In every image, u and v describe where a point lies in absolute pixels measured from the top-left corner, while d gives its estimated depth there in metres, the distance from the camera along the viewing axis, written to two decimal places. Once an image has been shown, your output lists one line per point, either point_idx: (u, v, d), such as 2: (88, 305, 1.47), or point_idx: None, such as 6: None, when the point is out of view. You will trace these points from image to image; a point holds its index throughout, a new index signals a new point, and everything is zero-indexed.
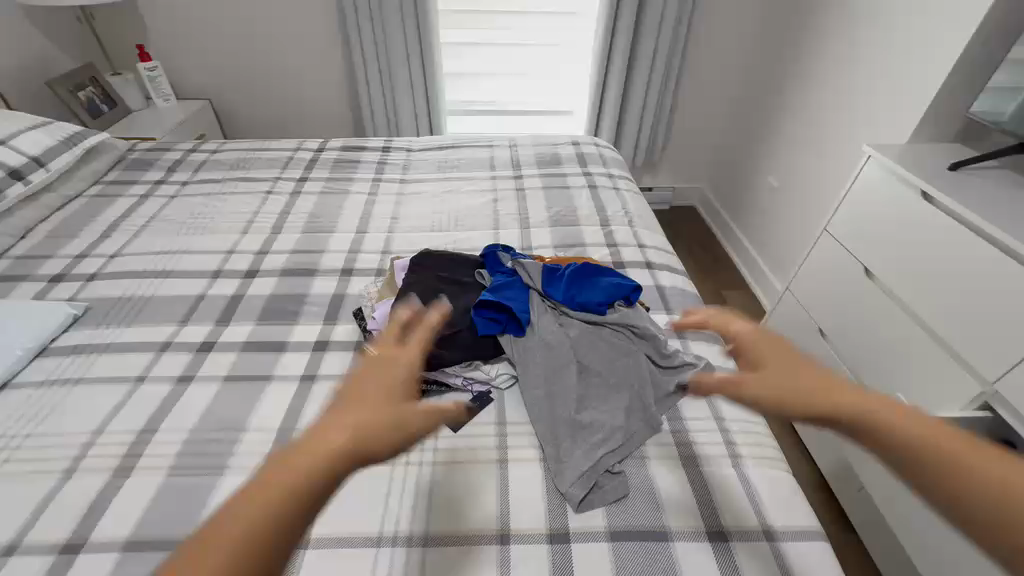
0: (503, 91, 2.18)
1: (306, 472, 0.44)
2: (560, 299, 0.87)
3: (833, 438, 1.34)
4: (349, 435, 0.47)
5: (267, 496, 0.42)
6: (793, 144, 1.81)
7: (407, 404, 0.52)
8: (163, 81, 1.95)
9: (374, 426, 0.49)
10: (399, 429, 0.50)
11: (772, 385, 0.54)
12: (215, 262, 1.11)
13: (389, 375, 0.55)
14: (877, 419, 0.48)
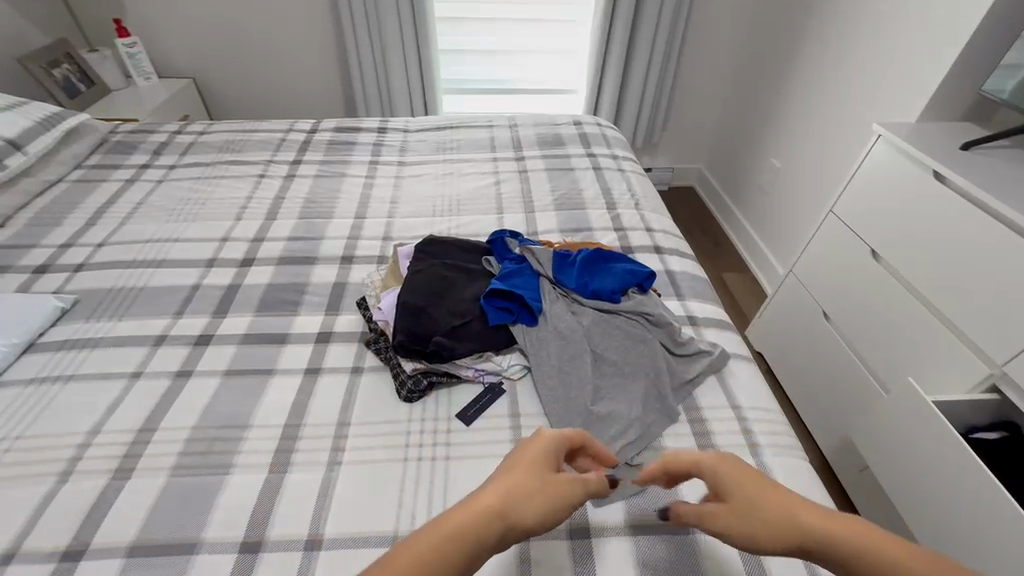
0: (500, 69, 2.11)
1: (456, 537, 0.45)
2: (573, 287, 0.85)
3: (837, 420, 1.34)
4: (500, 501, 0.48)
5: (419, 557, 0.43)
6: (797, 123, 1.77)
7: (560, 475, 0.52)
8: (143, 59, 1.86)
9: (528, 497, 0.49)
10: (548, 504, 0.49)
11: (752, 522, 0.46)
12: (209, 251, 1.06)
13: (545, 441, 0.55)
14: (865, 554, 0.43)
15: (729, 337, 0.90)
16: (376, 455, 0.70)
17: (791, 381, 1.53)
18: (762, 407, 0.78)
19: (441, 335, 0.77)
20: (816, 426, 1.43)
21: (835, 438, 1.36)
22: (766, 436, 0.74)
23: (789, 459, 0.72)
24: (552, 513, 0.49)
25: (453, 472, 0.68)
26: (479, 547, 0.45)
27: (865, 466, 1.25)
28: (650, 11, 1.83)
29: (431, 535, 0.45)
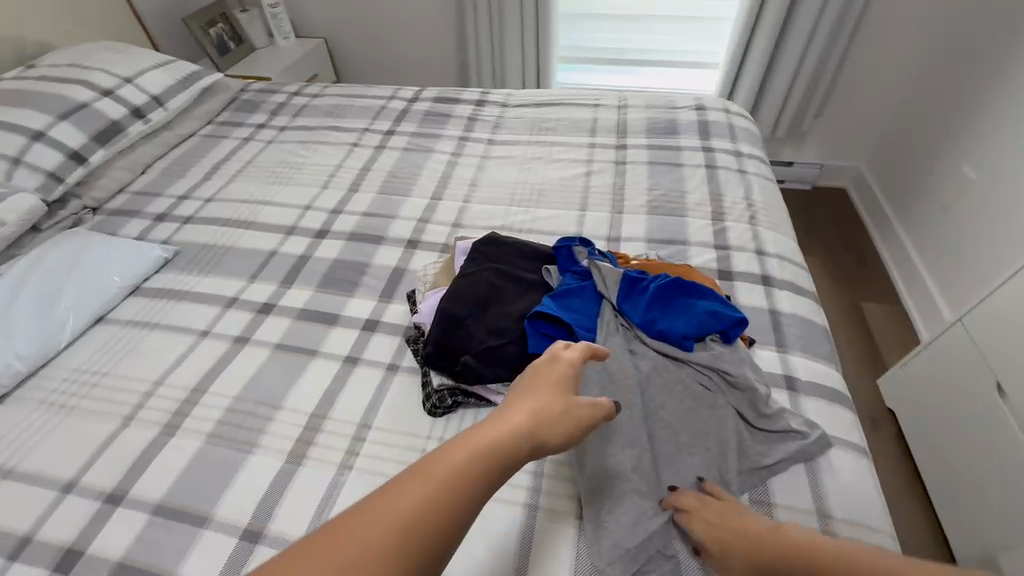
0: (625, 38, 1.89)
1: (488, 451, 0.49)
2: (637, 322, 0.71)
3: (986, 527, 1.03)
4: (525, 421, 0.51)
5: (453, 467, 0.47)
6: (1014, 124, 1.32)
7: (578, 399, 0.55)
8: (283, 19, 1.98)
9: (550, 417, 0.52)
10: (572, 424, 0.53)
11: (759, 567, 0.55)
12: (292, 217, 1.10)
13: (562, 365, 0.58)
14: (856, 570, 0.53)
15: (838, 413, 0.70)
16: (386, 469, 0.67)
17: (926, 457, 1.21)
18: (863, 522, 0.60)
19: (472, 355, 0.69)
20: (950, 524, 1.12)
21: (976, 546, 1.05)
22: None
23: None
24: (575, 431, 0.53)
25: None
26: (510, 460, 0.50)
27: None
28: None
29: (463, 446, 0.49)
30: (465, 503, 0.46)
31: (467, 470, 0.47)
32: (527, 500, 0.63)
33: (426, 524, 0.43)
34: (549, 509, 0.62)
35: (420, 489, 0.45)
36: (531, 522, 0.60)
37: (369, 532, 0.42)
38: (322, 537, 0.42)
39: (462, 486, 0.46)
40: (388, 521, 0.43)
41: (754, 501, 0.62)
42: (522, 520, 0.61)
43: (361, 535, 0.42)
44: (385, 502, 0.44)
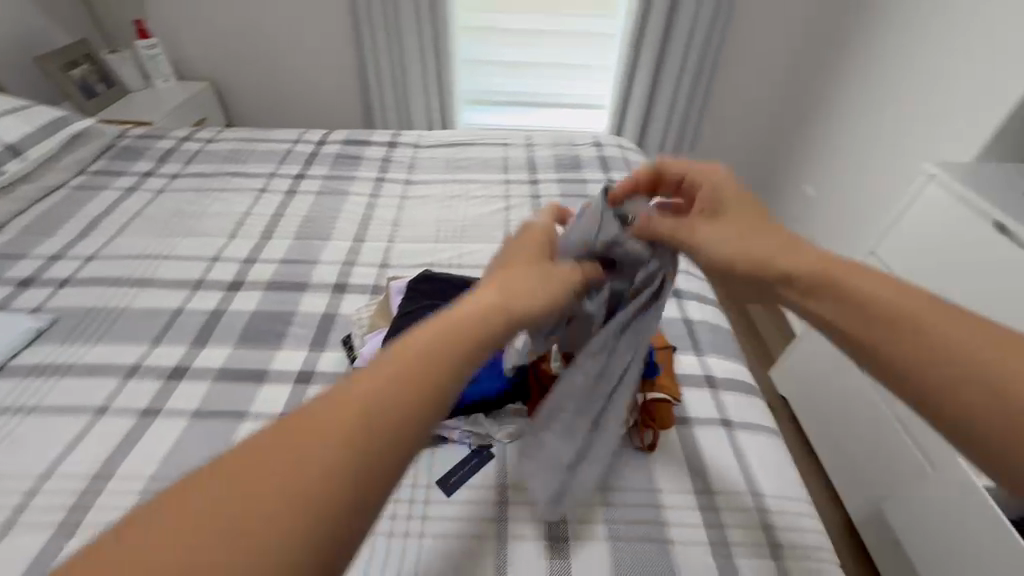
0: (522, 82, 2.04)
1: (453, 327, 0.47)
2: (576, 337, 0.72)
3: (868, 485, 1.21)
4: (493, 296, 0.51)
5: (423, 349, 0.45)
6: (837, 151, 1.65)
7: (540, 274, 0.57)
8: (162, 61, 1.85)
9: (515, 295, 0.53)
10: (538, 299, 0.54)
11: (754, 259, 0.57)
12: (198, 271, 1.01)
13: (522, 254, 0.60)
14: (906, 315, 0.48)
15: (751, 404, 0.80)
16: None
17: (815, 434, 1.40)
18: (786, 495, 0.69)
19: None
20: (841, 487, 1.30)
21: (863, 503, 1.23)
22: (789, 531, 0.65)
23: (814, 563, 0.62)
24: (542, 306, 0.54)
25: (428, 553, 0.61)
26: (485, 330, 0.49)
27: (898, 541, 1.12)
28: (682, 25, 1.73)
29: (431, 329, 0.47)
30: (440, 379, 0.44)
31: (437, 349, 0.45)
32: (495, 531, 0.63)
33: (403, 407, 0.41)
34: (518, 534, 0.63)
35: (388, 378, 0.42)
36: (502, 552, 0.61)
37: (336, 426, 0.38)
38: (278, 434, 0.38)
39: (434, 366, 0.44)
40: (356, 404, 0.40)
41: (698, 492, 0.68)
42: (493, 551, 0.61)
43: (328, 428, 0.38)
44: (351, 392, 0.41)
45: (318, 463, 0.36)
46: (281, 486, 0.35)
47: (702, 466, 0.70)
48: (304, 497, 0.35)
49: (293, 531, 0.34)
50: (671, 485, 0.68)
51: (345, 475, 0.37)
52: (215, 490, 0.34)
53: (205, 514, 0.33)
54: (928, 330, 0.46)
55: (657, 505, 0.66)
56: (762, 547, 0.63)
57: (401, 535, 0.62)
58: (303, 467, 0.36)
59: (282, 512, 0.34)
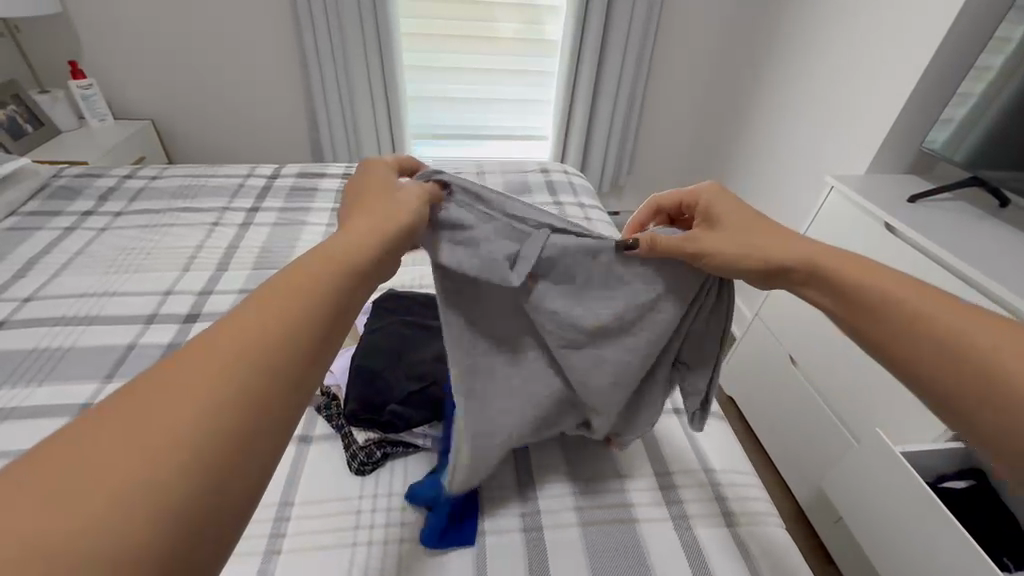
0: (469, 117, 2.14)
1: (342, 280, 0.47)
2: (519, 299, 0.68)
3: (810, 468, 1.32)
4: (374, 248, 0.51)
5: (300, 275, 0.45)
6: (756, 171, 1.84)
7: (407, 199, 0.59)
8: (99, 100, 1.81)
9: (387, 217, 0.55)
10: (408, 214, 0.56)
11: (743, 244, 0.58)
12: (151, 305, 0.99)
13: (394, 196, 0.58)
14: (900, 302, 0.51)
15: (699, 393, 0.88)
16: (320, 538, 0.63)
17: (761, 427, 1.51)
18: (734, 469, 0.76)
19: (395, 403, 0.72)
20: (788, 473, 1.40)
21: (808, 486, 1.33)
22: (739, 502, 0.71)
23: (762, 527, 0.69)
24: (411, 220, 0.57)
25: (409, 556, 0.62)
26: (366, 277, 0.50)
27: (839, 517, 1.22)
28: (612, 63, 1.91)
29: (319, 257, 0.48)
30: (323, 292, 0.45)
31: (314, 270, 0.46)
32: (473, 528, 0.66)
33: (293, 317, 0.42)
34: (495, 529, 0.66)
35: (269, 303, 0.42)
36: (480, 546, 0.64)
37: (225, 347, 0.38)
38: (156, 373, 0.36)
39: (314, 281, 0.45)
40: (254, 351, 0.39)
41: (658, 474, 0.74)
42: (472, 547, 0.64)
43: (216, 353, 0.37)
44: (232, 321, 0.40)
45: (210, 381, 0.36)
46: (175, 408, 0.34)
47: (660, 452, 0.77)
48: (207, 408, 0.34)
49: (203, 441, 0.33)
50: (634, 470, 0.74)
51: (244, 386, 0.37)
52: (96, 426, 0.33)
53: (93, 444, 0.31)
54: (936, 328, 0.49)
55: (622, 489, 0.71)
56: (716, 517, 0.69)
57: (380, 542, 0.63)
58: (195, 386, 0.35)
59: (185, 426, 0.33)
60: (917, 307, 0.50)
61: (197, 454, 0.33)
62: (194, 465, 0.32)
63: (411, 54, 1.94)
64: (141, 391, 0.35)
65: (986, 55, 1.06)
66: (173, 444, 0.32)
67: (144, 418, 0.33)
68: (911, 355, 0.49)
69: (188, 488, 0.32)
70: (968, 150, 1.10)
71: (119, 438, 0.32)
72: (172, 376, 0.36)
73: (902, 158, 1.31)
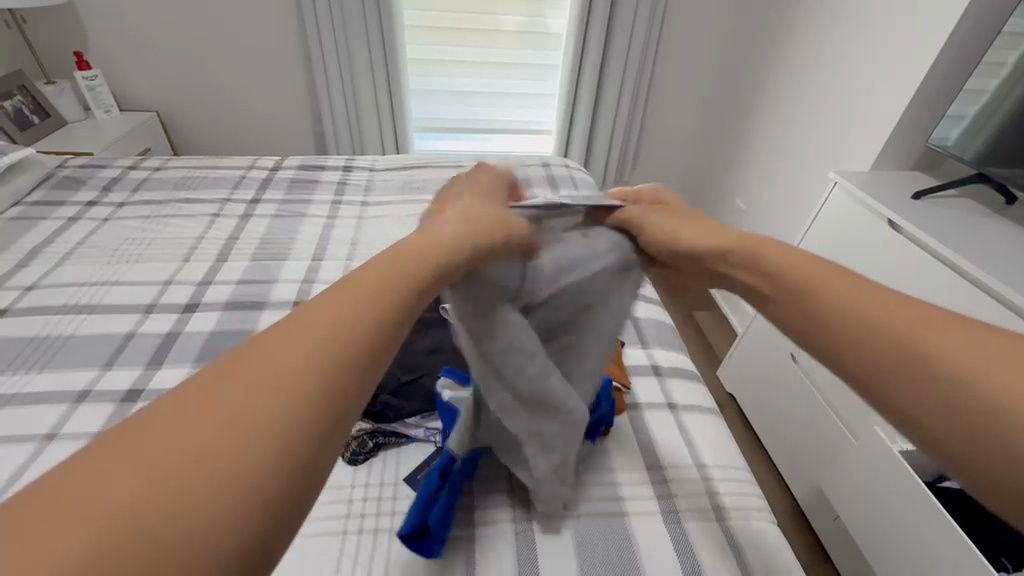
0: (471, 111, 2.13)
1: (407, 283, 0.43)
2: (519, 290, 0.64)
3: (808, 465, 1.31)
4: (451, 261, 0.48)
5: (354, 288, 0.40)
6: (760, 166, 1.83)
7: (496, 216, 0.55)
8: (104, 92, 1.82)
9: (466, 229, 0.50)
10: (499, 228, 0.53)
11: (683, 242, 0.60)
12: (149, 295, 1.00)
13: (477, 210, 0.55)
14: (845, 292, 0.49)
15: (695, 388, 0.88)
16: (311, 526, 0.64)
17: (760, 424, 1.50)
18: (728, 465, 0.76)
19: (388, 394, 0.75)
20: (787, 471, 1.40)
21: (806, 484, 1.33)
22: (731, 497, 0.71)
23: (754, 524, 0.69)
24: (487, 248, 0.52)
25: (398, 545, 0.63)
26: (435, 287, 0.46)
27: (836, 515, 1.21)
28: (616, 58, 1.89)
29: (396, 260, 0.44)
30: (380, 312, 0.40)
31: (370, 284, 0.41)
32: (463, 519, 0.66)
33: (344, 339, 0.37)
34: (484, 520, 0.66)
35: (317, 319, 0.37)
36: (470, 537, 0.64)
37: (268, 363, 0.34)
38: (197, 385, 0.33)
39: (368, 295, 0.40)
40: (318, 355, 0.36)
41: (650, 468, 0.74)
42: (462, 537, 0.64)
43: (268, 361, 0.34)
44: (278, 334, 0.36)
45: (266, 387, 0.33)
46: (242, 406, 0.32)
47: (652, 446, 0.77)
48: (245, 442, 0.30)
49: (236, 485, 0.29)
50: (626, 464, 0.74)
51: (289, 417, 0.32)
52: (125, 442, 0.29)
53: (119, 464, 0.28)
54: (884, 315, 0.46)
55: (613, 483, 0.71)
56: (708, 512, 0.69)
57: (371, 531, 0.64)
58: (236, 410, 0.32)
59: (218, 462, 0.29)
60: (895, 316, 0.45)
61: (229, 496, 0.29)
62: (225, 514, 0.28)
63: (414, 46, 1.94)
64: (181, 403, 0.32)
65: (994, 50, 1.04)
66: (204, 484, 0.28)
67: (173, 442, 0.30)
68: (861, 346, 0.46)
69: (216, 540, 0.28)
70: (977, 149, 1.09)
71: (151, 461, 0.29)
72: (210, 396, 0.32)
73: (908, 154, 1.30)
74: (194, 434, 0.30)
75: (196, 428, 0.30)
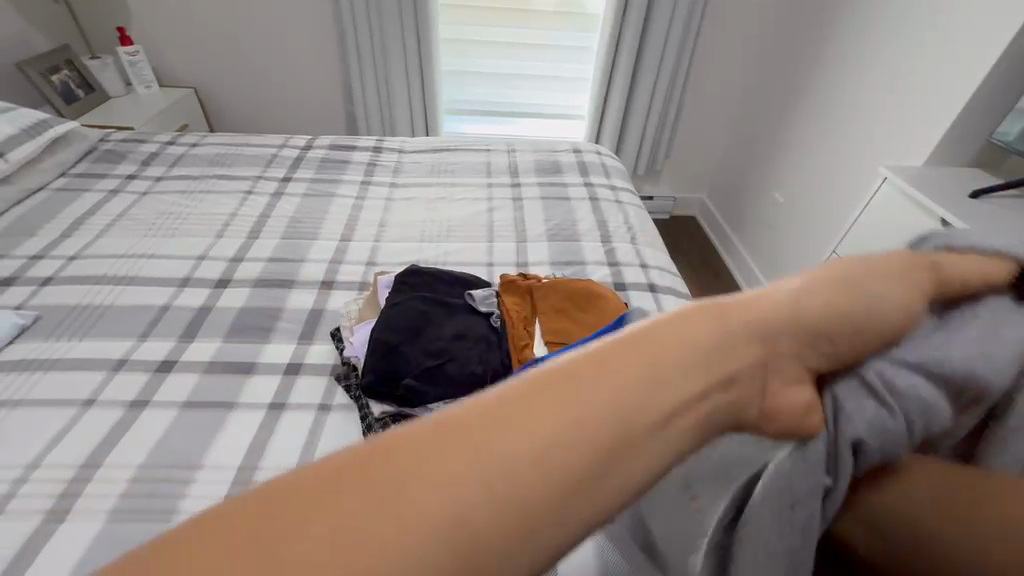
0: (502, 93, 2.10)
1: (693, 366, 0.40)
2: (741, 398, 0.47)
3: None
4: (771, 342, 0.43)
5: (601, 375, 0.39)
6: (803, 158, 1.74)
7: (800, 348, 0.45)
8: (144, 67, 1.86)
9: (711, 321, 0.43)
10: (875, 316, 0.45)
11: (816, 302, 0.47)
12: (184, 269, 1.02)
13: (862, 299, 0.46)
14: None
15: None
16: None
17: None
18: None
19: (413, 378, 0.74)
20: None
21: None
22: None
23: None
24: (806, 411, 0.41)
25: None
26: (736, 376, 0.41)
27: None
28: (655, 38, 1.82)
29: (685, 335, 0.42)
30: (611, 424, 0.36)
31: (642, 368, 0.39)
32: None
33: (573, 437, 0.35)
34: None
35: (581, 387, 0.38)
36: None
37: (528, 428, 0.36)
38: (470, 419, 0.36)
39: (609, 389, 0.38)
40: (571, 432, 0.36)
41: None
42: None
43: (529, 419, 0.36)
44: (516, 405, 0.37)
45: (525, 441, 0.35)
46: (506, 450, 0.34)
47: None
48: (469, 505, 0.32)
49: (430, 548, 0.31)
50: None
51: (526, 464, 0.34)
52: (397, 447, 0.34)
53: (418, 466, 0.33)
54: None
55: None
56: None
57: None
58: (469, 473, 0.33)
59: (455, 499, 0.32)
60: None
61: (425, 543, 0.31)
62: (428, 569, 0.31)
63: (445, 25, 1.91)
64: (460, 429, 0.35)
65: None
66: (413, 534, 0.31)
67: (408, 481, 0.33)
68: None
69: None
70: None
71: (410, 478, 0.33)
72: (448, 441, 0.35)
73: (968, 149, 1.21)
74: (451, 469, 0.33)
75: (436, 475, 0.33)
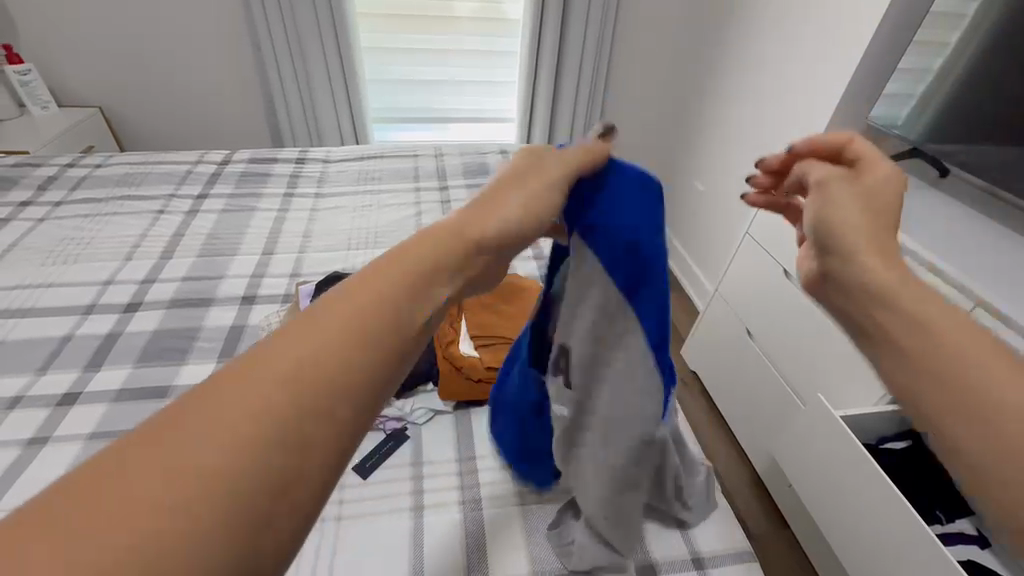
0: (431, 99, 2.10)
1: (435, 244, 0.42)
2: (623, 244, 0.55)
3: (764, 436, 1.36)
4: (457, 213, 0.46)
5: (397, 271, 0.39)
6: (716, 148, 1.86)
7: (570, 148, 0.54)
8: (39, 87, 1.73)
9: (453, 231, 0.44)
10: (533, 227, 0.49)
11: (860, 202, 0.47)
12: (90, 296, 0.96)
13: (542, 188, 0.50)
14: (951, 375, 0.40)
15: None
16: None
17: (721, 400, 1.54)
18: None
19: None
20: (747, 444, 1.44)
21: (763, 454, 1.37)
22: None
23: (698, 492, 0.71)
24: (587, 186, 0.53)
25: (344, 535, 0.64)
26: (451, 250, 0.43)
27: (790, 483, 1.26)
28: (573, 45, 1.89)
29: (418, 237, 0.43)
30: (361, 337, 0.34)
31: (378, 281, 0.38)
32: (412, 504, 0.68)
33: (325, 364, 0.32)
34: (434, 504, 0.68)
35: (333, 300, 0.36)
36: (418, 520, 0.66)
37: (278, 372, 0.31)
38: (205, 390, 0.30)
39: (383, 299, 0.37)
40: (317, 342, 0.33)
41: None
42: (410, 522, 0.66)
43: (290, 352, 0.32)
44: (307, 314, 0.35)
45: (251, 396, 0.30)
46: (244, 403, 0.30)
47: None
48: (209, 454, 0.27)
49: (222, 475, 0.27)
50: None
51: (258, 427, 0.29)
52: (149, 439, 0.28)
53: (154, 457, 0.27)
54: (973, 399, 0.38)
55: None
56: None
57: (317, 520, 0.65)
58: (210, 435, 0.28)
59: (205, 499, 0.26)
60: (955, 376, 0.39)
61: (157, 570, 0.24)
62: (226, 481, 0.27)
63: (368, 34, 1.89)
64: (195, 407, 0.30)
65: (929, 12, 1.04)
66: (150, 502, 0.25)
67: (135, 485, 0.26)
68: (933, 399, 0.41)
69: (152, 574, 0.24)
70: (931, 118, 1.07)
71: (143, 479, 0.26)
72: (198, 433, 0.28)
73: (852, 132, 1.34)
74: (176, 455, 0.27)
75: (226, 414, 0.29)
